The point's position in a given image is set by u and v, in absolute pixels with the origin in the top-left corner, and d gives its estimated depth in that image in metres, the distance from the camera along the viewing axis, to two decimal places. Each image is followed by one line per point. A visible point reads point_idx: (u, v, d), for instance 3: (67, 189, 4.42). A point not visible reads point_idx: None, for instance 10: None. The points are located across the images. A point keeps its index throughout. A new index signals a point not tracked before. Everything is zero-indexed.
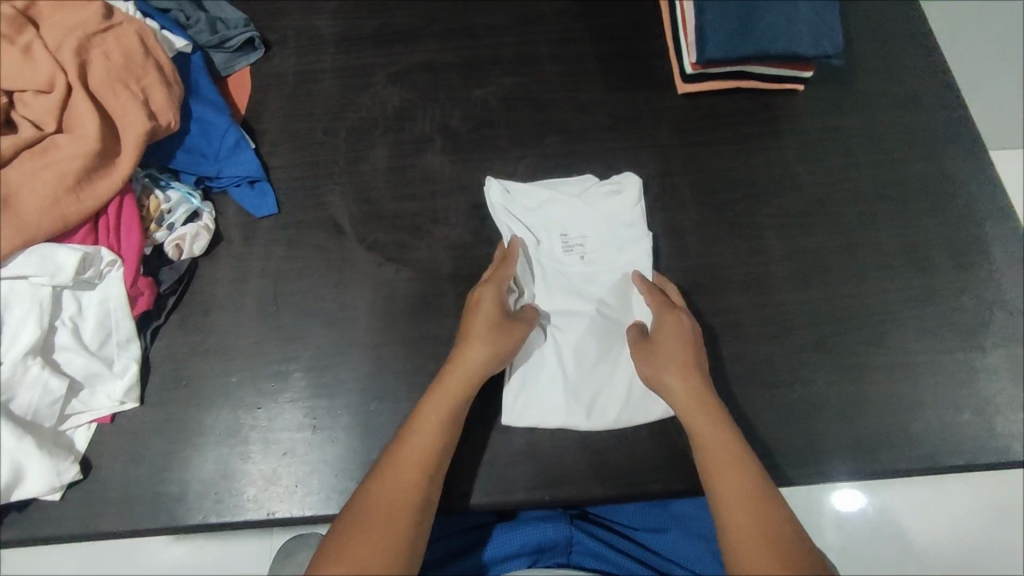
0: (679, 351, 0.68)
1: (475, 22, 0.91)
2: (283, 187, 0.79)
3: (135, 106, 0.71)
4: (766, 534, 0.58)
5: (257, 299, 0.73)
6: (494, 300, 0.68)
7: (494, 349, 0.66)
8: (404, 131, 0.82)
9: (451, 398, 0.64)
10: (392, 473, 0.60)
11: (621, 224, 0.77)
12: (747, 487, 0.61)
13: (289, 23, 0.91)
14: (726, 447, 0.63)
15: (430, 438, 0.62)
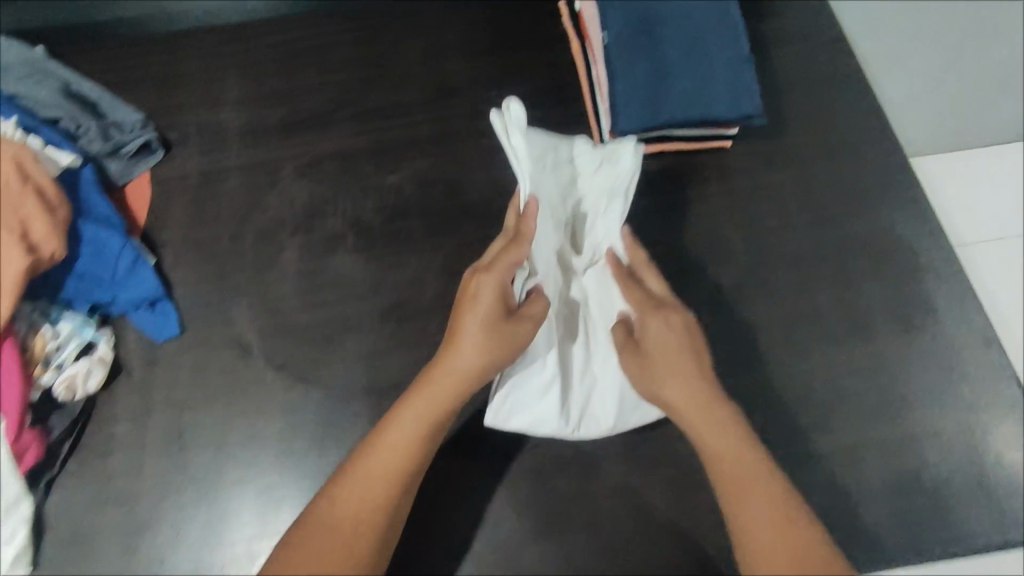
0: (668, 346, 0.61)
1: (387, 99, 0.86)
2: (187, 304, 0.75)
3: (13, 240, 0.65)
4: (784, 543, 0.52)
5: (160, 436, 0.69)
6: (493, 291, 0.61)
7: (488, 356, 0.60)
8: (314, 230, 0.78)
9: (435, 412, 0.59)
10: (357, 493, 0.56)
11: (610, 201, 0.69)
12: (758, 491, 0.55)
13: (192, 117, 0.86)
14: (730, 449, 0.57)
15: (404, 454, 0.58)
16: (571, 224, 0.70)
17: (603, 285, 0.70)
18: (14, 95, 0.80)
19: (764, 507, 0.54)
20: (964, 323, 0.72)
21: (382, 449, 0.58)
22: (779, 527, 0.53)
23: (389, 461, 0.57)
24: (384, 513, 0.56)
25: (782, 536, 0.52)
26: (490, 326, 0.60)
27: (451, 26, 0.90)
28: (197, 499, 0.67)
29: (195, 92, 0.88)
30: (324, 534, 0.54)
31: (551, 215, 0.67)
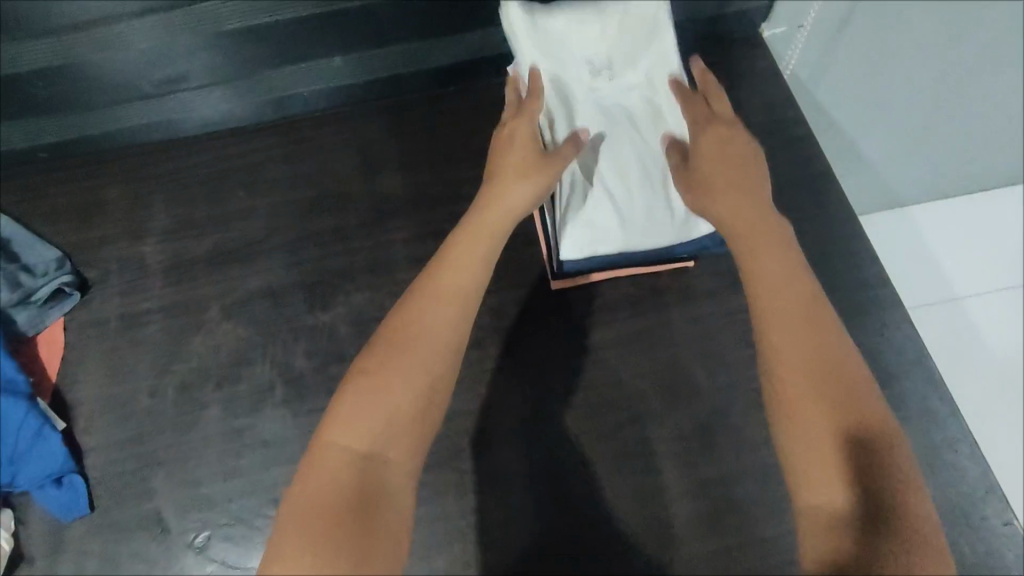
0: (720, 152, 0.60)
1: (322, 224, 0.80)
2: (98, 475, 0.68)
3: None
4: (821, 356, 0.47)
5: None
6: (526, 132, 0.62)
7: (532, 182, 0.60)
8: (241, 380, 0.72)
9: (485, 243, 0.56)
10: (418, 316, 0.50)
11: (649, 35, 0.70)
12: (793, 300, 0.50)
13: (113, 253, 0.80)
14: (766, 257, 0.53)
15: (461, 276, 0.53)
16: (607, 70, 0.71)
17: (654, 112, 0.71)
18: None
19: (800, 315, 0.49)
20: (954, 469, 0.66)
21: (441, 276, 0.53)
22: (817, 334, 0.48)
23: (450, 286, 0.52)
24: (454, 332, 0.50)
25: (822, 344, 0.48)
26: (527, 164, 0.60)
27: (390, 138, 0.85)
28: None
29: (118, 223, 0.82)
30: (394, 355, 0.48)
31: (574, 70, 0.70)
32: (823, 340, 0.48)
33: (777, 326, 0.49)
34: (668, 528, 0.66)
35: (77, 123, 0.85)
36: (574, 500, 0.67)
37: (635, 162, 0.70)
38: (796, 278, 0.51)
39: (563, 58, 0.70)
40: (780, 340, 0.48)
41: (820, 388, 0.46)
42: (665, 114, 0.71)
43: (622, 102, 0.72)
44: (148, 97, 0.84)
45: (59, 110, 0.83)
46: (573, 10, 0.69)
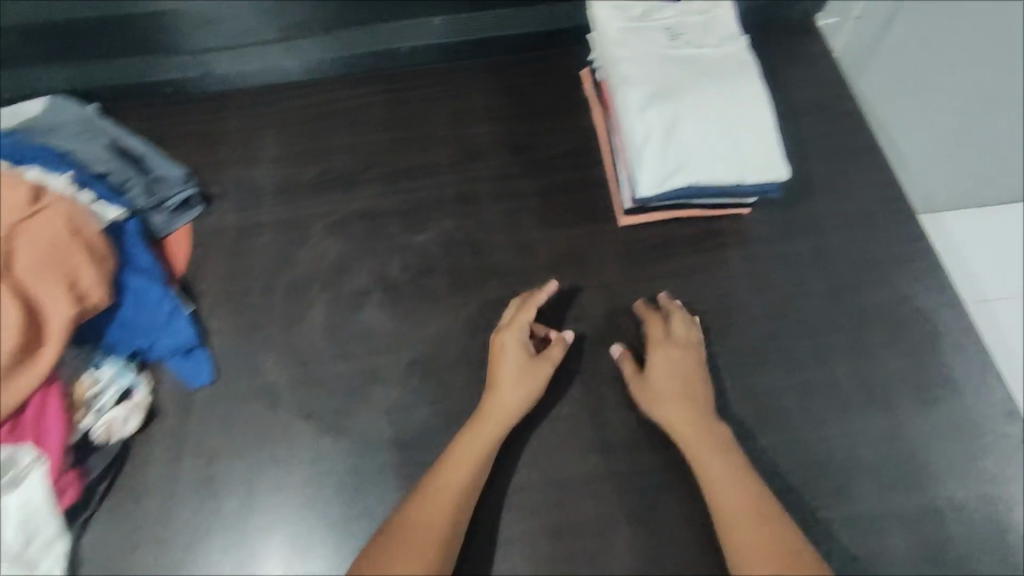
0: (676, 377, 0.70)
1: (417, 160, 0.90)
2: (219, 353, 0.77)
3: (61, 291, 0.71)
4: (778, 562, 0.58)
5: (191, 481, 0.71)
6: (515, 340, 0.72)
7: (524, 391, 0.69)
8: (344, 284, 0.81)
9: (481, 446, 0.67)
10: (418, 515, 0.62)
11: (717, 23, 0.82)
12: (750, 515, 0.62)
13: (230, 174, 0.90)
14: (712, 469, 0.65)
15: (459, 482, 0.65)
16: (685, 37, 0.81)
17: (731, 67, 0.79)
18: (70, 151, 0.86)
19: (755, 528, 0.61)
20: (982, 397, 0.74)
21: (440, 479, 0.65)
22: (775, 544, 0.60)
23: (448, 491, 0.64)
24: (444, 534, 0.62)
25: (774, 548, 0.59)
26: (518, 368, 0.70)
27: (477, 93, 0.96)
28: (222, 552, 0.69)
29: (233, 148, 0.92)
30: (397, 547, 0.60)
31: (656, 38, 0.81)
32: (782, 548, 0.59)
33: (738, 541, 0.61)
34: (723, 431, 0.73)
35: (199, 61, 0.95)
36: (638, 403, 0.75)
37: (715, 106, 0.76)
38: (746, 487, 0.63)
39: (644, 31, 0.82)
40: (748, 550, 0.60)
41: None
42: (742, 73, 0.78)
43: (702, 58, 0.80)
44: (268, 43, 0.95)
45: (181, 49, 0.94)
46: (653, 8, 0.83)
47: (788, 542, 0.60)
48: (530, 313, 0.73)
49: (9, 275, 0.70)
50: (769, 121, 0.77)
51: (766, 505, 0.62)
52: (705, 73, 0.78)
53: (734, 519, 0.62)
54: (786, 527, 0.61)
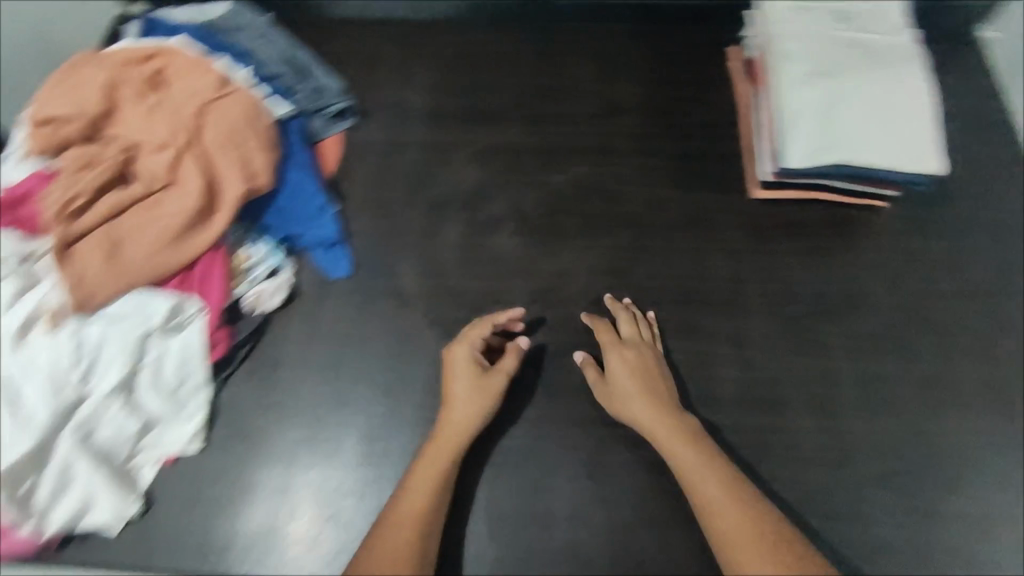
0: (631, 382, 0.69)
1: (559, 109, 0.95)
2: (359, 251, 0.83)
3: (236, 169, 0.77)
4: (761, 539, 0.57)
5: (322, 359, 0.77)
6: (468, 355, 0.72)
7: (482, 404, 0.69)
8: (482, 210, 0.86)
9: (439, 463, 0.66)
10: (383, 540, 0.60)
11: (885, 11, 0.82)
12: (732, 513, 0.59)
13: (383, 95, 0.97)
14: (684, 453, 0.64)
15: (424, 502, 0.63)
16: (849, 22, 0.82)
17: (894, 56, 0.79)
18: (251, 51, 0.93)
19: (740, 523, 0.58)
20: None
21: (402, 500, 0.63)
22: (765, 542, 0.57)
23: (412, 509, 0.63)
24: (415, 549, 0.60)
25: (756, 527, 0.58)
26: (471, 381, 0.69)
27: (622, 55, 0.98)
28: (344, 429, 0.74)
29: (390, 74, 0.99)
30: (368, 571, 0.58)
31: (819, 20, 0.82)
32: (769, 542, 0.57)
33: (730, 549, 0.58)
34: (835, 404, 0.74)
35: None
36: (752, 365, 0.76)
37: (872, 94, 0.77)
38: (720, 470, 0.62)
39: (807, 12, 0.82)
40: (732, 533, 0.58)
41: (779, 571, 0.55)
42: (905, 64, 0.78)
43: (864, 45, 0.80)
44: None
45: None
46: None
47: (778, 535, 0.57)
48: (484, 330, 0.73)
49: (196, 147, 0.78)
50: (929, 112, 0.76)
51: (742, 484, 0.61)
52: (868, 59, 0.79)
53: (719, 524, 0.59)
54: (769, 516, 0.59)
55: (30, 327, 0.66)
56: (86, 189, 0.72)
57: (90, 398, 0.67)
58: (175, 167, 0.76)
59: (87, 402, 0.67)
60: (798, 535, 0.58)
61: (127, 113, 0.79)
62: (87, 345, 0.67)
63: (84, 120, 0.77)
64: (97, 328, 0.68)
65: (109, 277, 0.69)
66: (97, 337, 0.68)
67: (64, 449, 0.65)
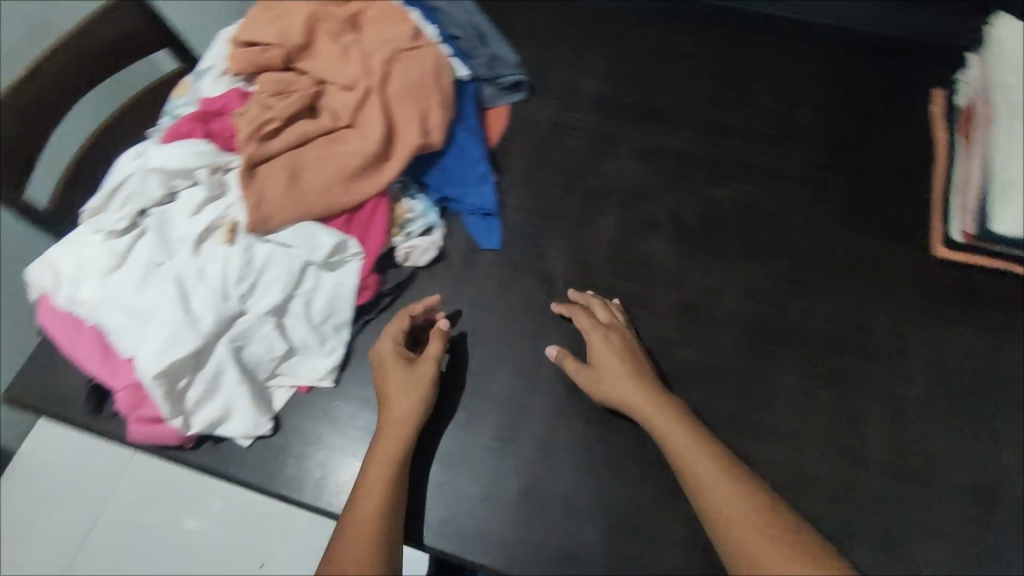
0: (613, 370, 0.69)
1: (734, 120, 0.91)
2: (512, 226, 0.83)
3: (415, 121, 0.78)
4: (754, 518, 0.59)
5: (459, 324, 0.77)
6: (393, 349, 0.71)
7: (413, 396, 0.68)
8: (639, 211, 0.85)
9: (389, 455, 0.65)
10: (345, 550, 0.60)
11: None
12: (729, 502, 0.60)
13: (555, 74, 0.95)
14: (677, 434, 0.64)
15: (379, 505, 0.62)
16: None
17: None
18: (436, 8, 0.93)
19: (739, 512, 0.59)
20: None
21: (357, 504, 0.62)
22: (763, 532, 0.58)
23: (370, 512, 0.62)
24: (379, 552, 0.60)
25: (749, 507, 0.59)
26: (403, 373, 0.69)
27: (807, 77, 0.93)
28: (469, 398, 0.74)
29: (565, 54, 0.97)
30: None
31: None
32: (767, 536, 0.58)
33: (728, 537, 0.59)
34: (989, 494, 0.69)
35: None
36: (904, 432, 0.72)
37: None
38: (709, 448, 0.63)
39: None
40: (727, 513, 0.59)
41: (775, 550, 0.57)
42: None
43: None
44: None
45: None
46: None
47: (774, 522, 0.59)
48: (403, 322, 0.72)
49: (382, 91, 0.79)
50: None
51: (733, 465, 0.63)
52: None
53: (716, 515, 0.60)
54: (763, 504, 0.60)
55: (213, 232, 0.71)
56: (279, 113, 0.75)
57: (249, 314, 0.70)
58: (360, 108, 0.78)
59: (245, 317, 0.70)
60: (795, 524, 0.59)
61: (323, 48, 0.82)
62: (256, 260, 0.70)
63: (285, 48, 0.80)
64: (266, 248, 0.71)
65: (286, 202, 0.72)
66: (264, 256, 0.71)
67: (220, 353, 0.68)
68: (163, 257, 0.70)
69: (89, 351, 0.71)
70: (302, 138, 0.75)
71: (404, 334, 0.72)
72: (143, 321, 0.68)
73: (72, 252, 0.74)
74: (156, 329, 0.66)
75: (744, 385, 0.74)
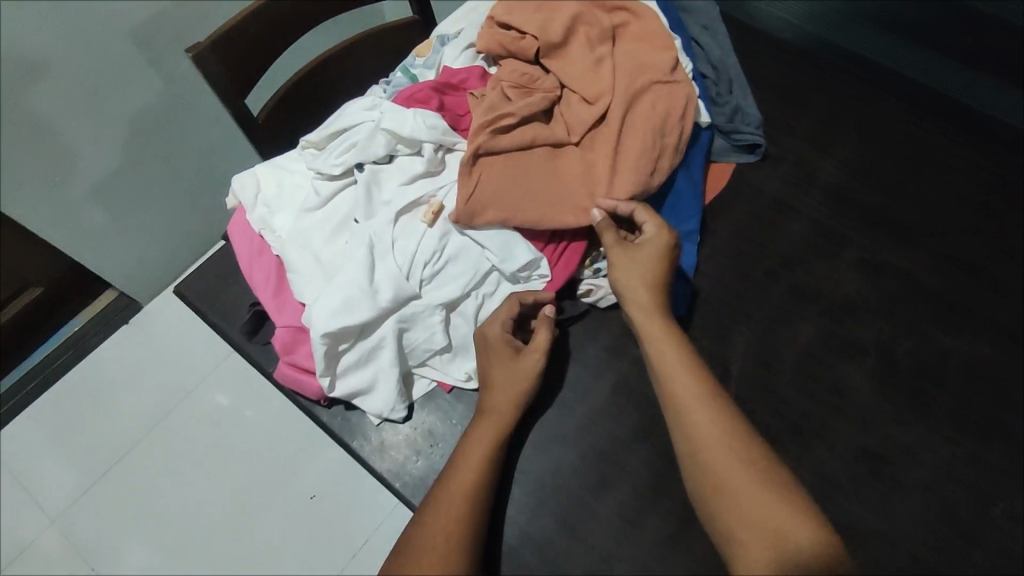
0: (623, 256, 0.67)
1: (985, 264, 0.79)
2: (700, 296, 0.77)
3: (648, 157, 0.72)
4: (733, 450, 0.60)
5: (617, 379, 0.72)
6: (498, 338, 0.67)
7: (513, 393, 0.65)
8: (844, 326, 0.75)
9: (488, 437, 0.64)
10: (432, 528, 0.60)
11: None
12: (708, 424, 0.61)
13: (795, 148, 0.87)
14: (670, 351, 0.65)
15: (467, 492, 0.61)
16: None
17: None
18: (694, 40, 0.89)
19: (717, 435, 0.61)
20: None
21: (447, 487, 0.62)
22: (736, 459, 0.60)
23: (458, 498, 0.61)
24: (464, 530, 0.60)
25: (727, 439, 0.60)
26: (500, 360, 0.66)
27: None
28: (605, 461, 0.68)
29: (811, 128, 0.88)
30: (420, 542, 0.60)
31: None
32: (745, 471, 0.59)
33: (705, 460, 0.60)
34: None
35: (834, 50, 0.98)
36: None
37: None
38: (696, 369, 0.64)
39: None
40: (705, 440, 0.61)
41: (747, 483, 0.59)
42: None
43: None
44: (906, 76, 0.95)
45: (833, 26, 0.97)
46: None
47: (755, 461, 0.60)
48: (514, 309, 0.67)
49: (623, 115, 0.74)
50: None
51: (718, 395, 0.63)
52: None
53: (693, 434, 0.61)
54: (738, 433, 0.61)
55: (416, 207, 0.70)
56: (519, 109, 0.71)
57: (422, 300, 0.68)
58: (602, 127, 0.74)
59: (419, 302, 0.68)
60: (773, 461, 0.60)
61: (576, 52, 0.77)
62: (448, 247, 0.69)
63: (540, 41, 0.76)
64: (460, 239, 0.69)
65: (497, 202, 0.68)
66: (456, 248, 0.69)
67: (386, 328, 0.67)
68: (362, 214, 0.70)
69: (264, 278, 0.72)
70: (532, 142, 0.72)
71: (512, 322, 0.68)
72: (326, 270, 0.68)
73: (276, 176, 0.75)
74: (337, 287, 0.65)
75: (912, 569, 0.64)
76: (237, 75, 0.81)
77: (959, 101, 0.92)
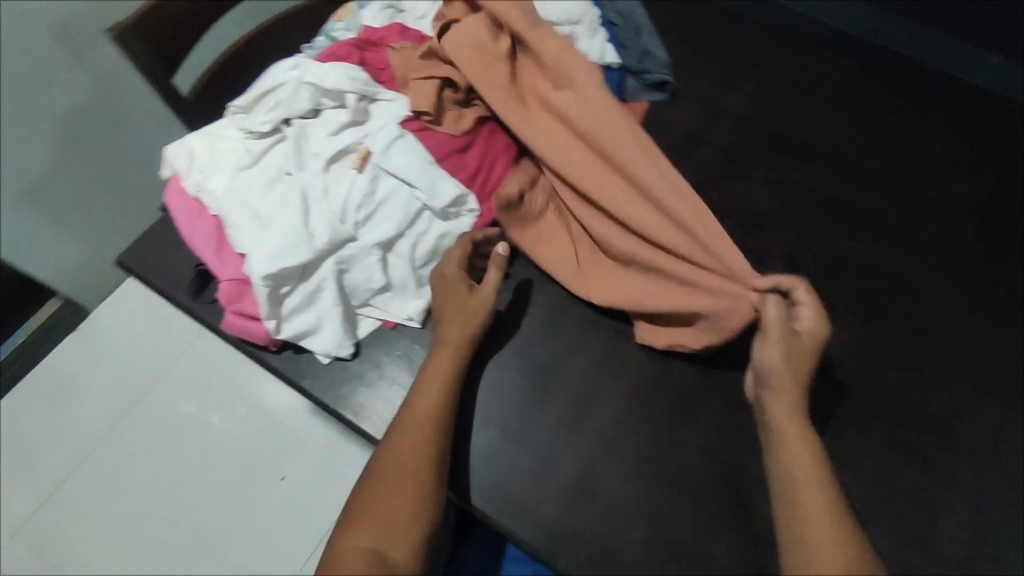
0: (782, 345, 0.63)
1: (877, 173, 0.87)
2: None
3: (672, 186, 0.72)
4: (837, 537, 0.57)
5: (551, 301, 0.77)
6: (455, 274, 0.71)
7: (469, 326, 0.70)
8: (755, 238, 0.82)
9: (449, 364, 0.69)
10: (397, 443, 0.65)
11: None
12: (823, 513, 0.58)
13: (702, 85, 0.93)
14: (798, 431, 0.62)
15: (431, 411, 0.66)
16: None
17: None
18: None
19: (832, 527, 0.58)
20: None
21: (411, 407, 0.66)
22: (835, 537, 0.57)
23: (423, 416, 0.66)
24: (430, 444, 0.64)
25: (837, 527, 0.58)
26: (457, 299, 0.70)
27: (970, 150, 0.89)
28: (545, 374, 0.73)
29: (716, 67, 0.95)
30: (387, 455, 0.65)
31: None
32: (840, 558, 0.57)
33: (804, 536, 0.58)
34: None
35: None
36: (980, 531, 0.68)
37: None
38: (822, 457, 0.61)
39: None
40: (812, 521, 0.58)
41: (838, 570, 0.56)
42: None
43: None
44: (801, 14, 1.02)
45: None
46: None
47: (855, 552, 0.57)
48: (467, 248, 0.72)
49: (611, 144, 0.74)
50: None
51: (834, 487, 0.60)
52: None
53: (803, 515, 0.59)
54: (845, 517, 0.59)
55: (345, 155, 0.74)
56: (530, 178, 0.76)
57: (359, 242, 0.72)
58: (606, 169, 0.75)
59: (355, 244, 0.72)
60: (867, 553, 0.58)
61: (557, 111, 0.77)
62: (379, 191, 0.73)
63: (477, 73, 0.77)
64: (391, 182, 0.73)
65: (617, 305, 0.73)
66: (388, 190, 0.73)
67: (326, 270, 0.71)
68: (293, 166, 0.73)
69: (203, 239, 0.74)
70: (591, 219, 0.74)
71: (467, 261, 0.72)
72: (264, 223, 0.71)
73: (208, 144, 0.76)
74: (274, 234, 0.69)
75: (825, 438, 0.71)
76: (159, 51, 0.82)
77: (849, 31, 0.99)
